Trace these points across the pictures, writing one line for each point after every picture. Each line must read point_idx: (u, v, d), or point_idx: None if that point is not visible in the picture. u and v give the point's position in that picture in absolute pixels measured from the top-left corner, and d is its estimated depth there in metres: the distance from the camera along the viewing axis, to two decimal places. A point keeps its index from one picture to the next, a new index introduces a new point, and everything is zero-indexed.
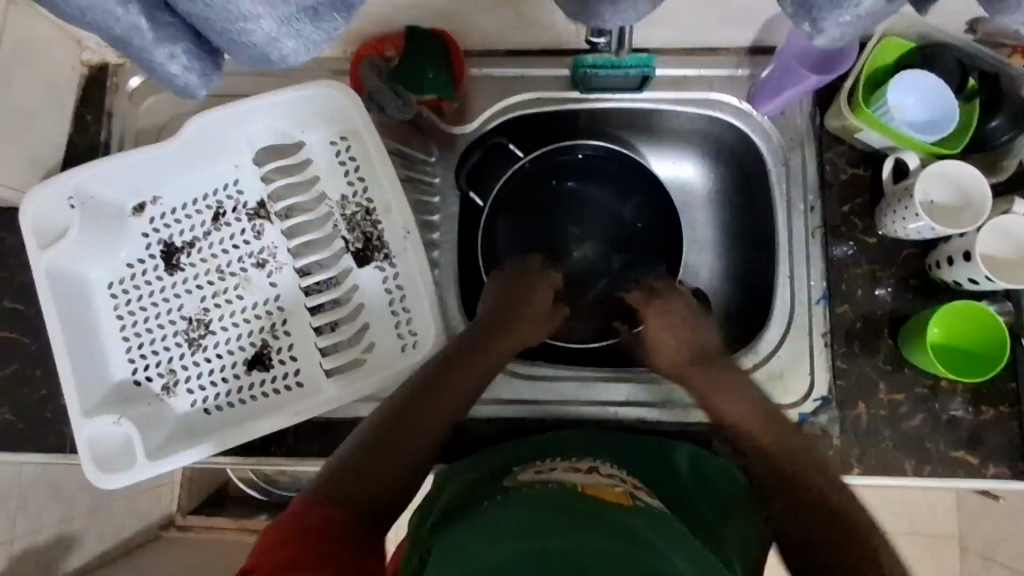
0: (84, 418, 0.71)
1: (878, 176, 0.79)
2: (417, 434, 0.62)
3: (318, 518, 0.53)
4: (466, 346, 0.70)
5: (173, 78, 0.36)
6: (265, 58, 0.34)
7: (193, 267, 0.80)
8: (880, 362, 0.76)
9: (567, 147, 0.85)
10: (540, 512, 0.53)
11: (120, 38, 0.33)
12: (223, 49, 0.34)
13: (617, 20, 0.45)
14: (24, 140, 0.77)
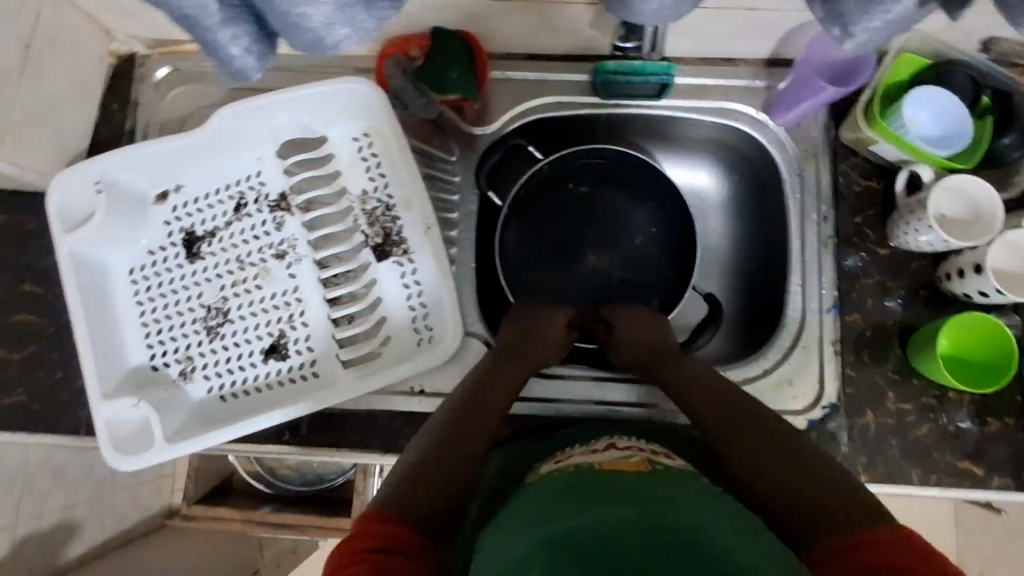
0: (102, 400, 0.72)
1: (891, 189, 0.80)
2: (462, 454, 0.62)
3: (373, 534, 0.52)
4: (491, 367, 0.72)
5: (229, 62, 0.36)
6: (317, 43, 0.35)
7: (214, 256, 0.81)
8: (888, 372, 0.77)
9: (588, 151, 0.86)
10: (561, 500, 0.57)
11: (187, 17, 0.34)
12: (280, 30, 0.35)
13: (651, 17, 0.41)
14: (52, 126, 0.78)
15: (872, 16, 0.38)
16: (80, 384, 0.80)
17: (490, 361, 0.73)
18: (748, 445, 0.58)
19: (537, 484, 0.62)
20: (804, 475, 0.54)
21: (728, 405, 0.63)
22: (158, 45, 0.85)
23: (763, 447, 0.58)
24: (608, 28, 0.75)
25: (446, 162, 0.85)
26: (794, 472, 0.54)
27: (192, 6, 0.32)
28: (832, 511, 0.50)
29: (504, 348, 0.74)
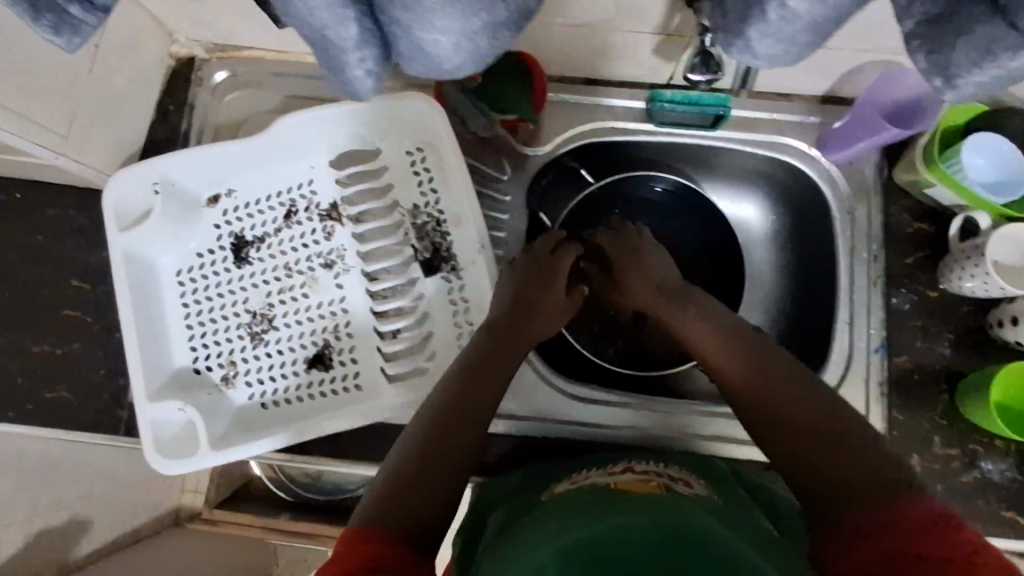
0: (148, 402, 0.72)
1: (943, 232, 0.80)
2: (450, 458, 0.62)
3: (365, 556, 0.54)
4: (483, 354, 0.68)
5: (352, 82, 0.36)
6: (437, 67, 0.36)
7: (262, 262, 0.81)
8: (934, 416, 0.77)
9: (649, 178, 0.87)
10: (575, 515, 0.57)
11: (324, 37, 0.34)
12: (411, 54, 0.35)
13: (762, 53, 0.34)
14: (111, 126, 0.78)
15: (980, 70, 0.37)
16: (123, 382, 0.80)
17: (480, 349, 0.69)
18: (777, 442, 0.62)
19: (554, 500, 0.61)
20: (838, 476, 0.58)
21: (755, 400, 0.64)
22: (218, 50, 0.85)
23: (795, 445, 0.61)
24: (672, 53, 0.75)
25: (497, 180, 0.85)
26: (825, 465, 0.59)
27: (337, 29, 0.33)
28: (870, 501, 0.55)
29: (493, 333, 0.70)
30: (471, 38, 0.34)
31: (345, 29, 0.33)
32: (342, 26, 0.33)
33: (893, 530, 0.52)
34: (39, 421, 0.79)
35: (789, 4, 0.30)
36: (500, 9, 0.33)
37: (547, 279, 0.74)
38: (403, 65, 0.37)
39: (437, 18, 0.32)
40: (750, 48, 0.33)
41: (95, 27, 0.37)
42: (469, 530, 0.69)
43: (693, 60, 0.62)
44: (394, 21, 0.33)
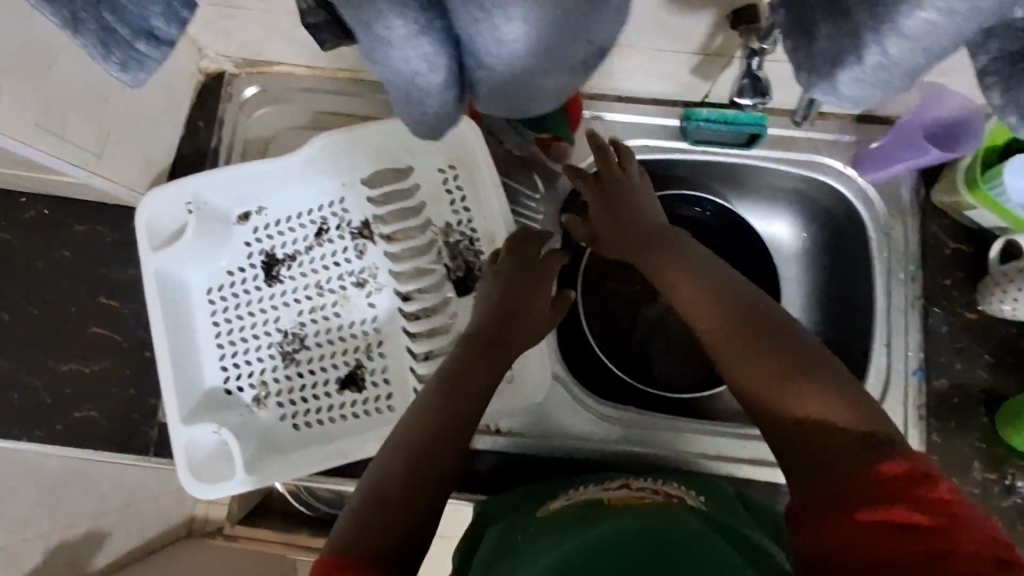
0: (182, 425, 0.71)
1: (982, 253, 0.80)
2: (422, 472, 0.57)
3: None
4: (464, 365, 0.65)
5: (431, 121, 0.36)
6: (517, 102, 0.36)
7: (293, 280, 0.80)
8: (974, 440, 0.76)
9: (693, 197, 0.89)
10: (566, 529, 0.58)
11: (412, 82, 0.33)
12: (495, 93, 0.35)
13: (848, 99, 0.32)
14: (141, 145, 0.77)
15: None
16: (152, 402, 0.80)
17: (461, 360, 0.65)
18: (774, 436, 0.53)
19: (547, 517, 0.62)
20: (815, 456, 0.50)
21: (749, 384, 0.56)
22: (248, 65, 0.84)
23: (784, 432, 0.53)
24: (710, 72, 0.74)
25: (531, 199, 0.84)
26: (809, 449, 0.50)
27: (431, 74, 0.32)
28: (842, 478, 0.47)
29: (474, 341, 0.67)
30: (554, 77, 0.34)
31: (438, 74, 0.32)
32: (435, 74, 0.32)
33: (839, 492, 0.46)
34: (68, 440, 0.78)
35: (890, 52, 0.29)
36: (590, 45, 0.33)
37: (540, 279, 0.70)
38: (481, 102, 0.36)
39: (532, 60, 0.32)
40: (835, 90, 0.32)
41: (160, 61, 0.35)
42: (467, 544, 0.69)
43: (741, 84, 0.63)
44: (484, 67, 0.33)
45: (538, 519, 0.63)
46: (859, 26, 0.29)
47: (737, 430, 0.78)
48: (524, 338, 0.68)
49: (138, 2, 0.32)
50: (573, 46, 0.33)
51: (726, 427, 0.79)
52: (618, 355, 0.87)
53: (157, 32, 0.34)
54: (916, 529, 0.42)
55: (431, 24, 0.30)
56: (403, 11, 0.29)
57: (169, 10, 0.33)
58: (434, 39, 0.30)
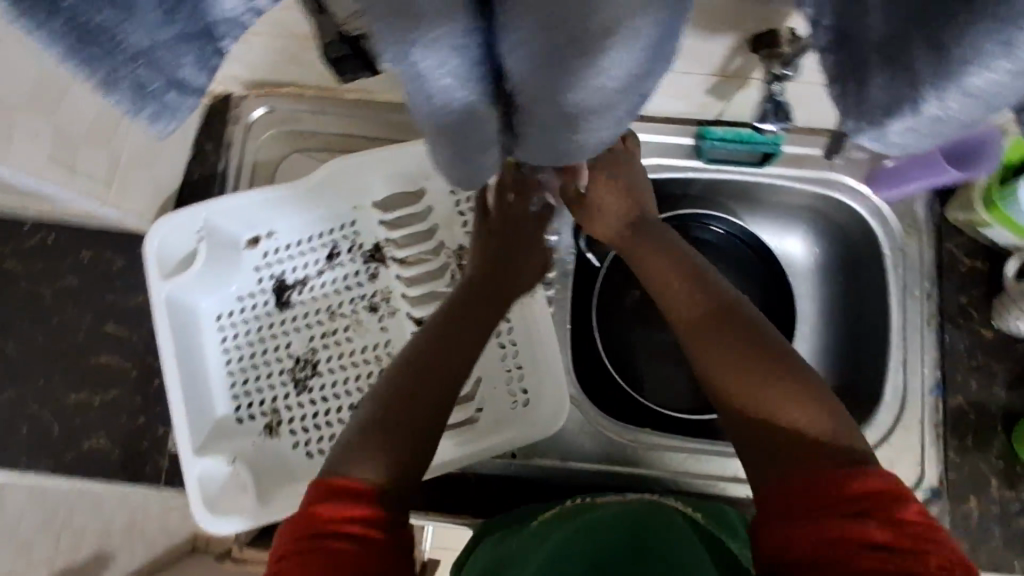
0: (195, 456, 0.69)
1: (997, 271, 0.80)
2: (377, 464, 0.53)
3: (318, 514, 0.49)
4: (428, 348, 0.61)
5: (474, 171, 0.36)
6: (558, 156, 0.36)
7: (304, 305, 0.79)
8: (993, 458, 0.76)
9: (706, 215, 0.88)
10: (566, 522, 0.60)
11: (464, 139, 0.33)
12: (538, 146, 0.35)
13: (899, 146, 0.32)
14: (150, 170, 0.76)
15: None
16: (162, 430, 0.78)
17: (424, 345, 0.62)
18: (753, 435, 0.52)
19: (542, 518, 0.63)
20: (806, 455, 0.49)
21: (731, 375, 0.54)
22: (254, 86, 0.83)
23: (772, 432, 0.51)
24: (726, 92, 0.73)
25: None
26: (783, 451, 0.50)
27: (479, 128, 0.32)
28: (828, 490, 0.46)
29: (436, 330, 0.64)
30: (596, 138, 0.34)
31: (488, 130, 0.32)
32: (483, 129, 0.32)
33: (810, 501, 0.46)
34: (77, 471, 0.77)
35: (950, 107, 0.28)
36: (642, 107, 0.33)
37: (510, 271, 0.71)
38: (523, 153, 0.37)
39: (585, 123, 0.32)
40: (884, 136, 0.32)
41: (189, 110, 0.34)
42: (465, 554, 0.70)
43: (764, 108, 0.63)
44: (530, 122, 0.32)
45: (532, 521, 0.64)
46: (920, 79, 0.28)
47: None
48: (484, 325, 0.67)
49: (171, 54, 0.31)
50: (629, 110, 0.32)
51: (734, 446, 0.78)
52: (633, 374, 0.86)
53: (187, 81, 0.33)
54: (885, 547, 0.43)
55: (489, 89, 0.30)
56: (465, 82, 0.29)
57: (201, 59, 0.32)
58: (488, 102, 0.31)
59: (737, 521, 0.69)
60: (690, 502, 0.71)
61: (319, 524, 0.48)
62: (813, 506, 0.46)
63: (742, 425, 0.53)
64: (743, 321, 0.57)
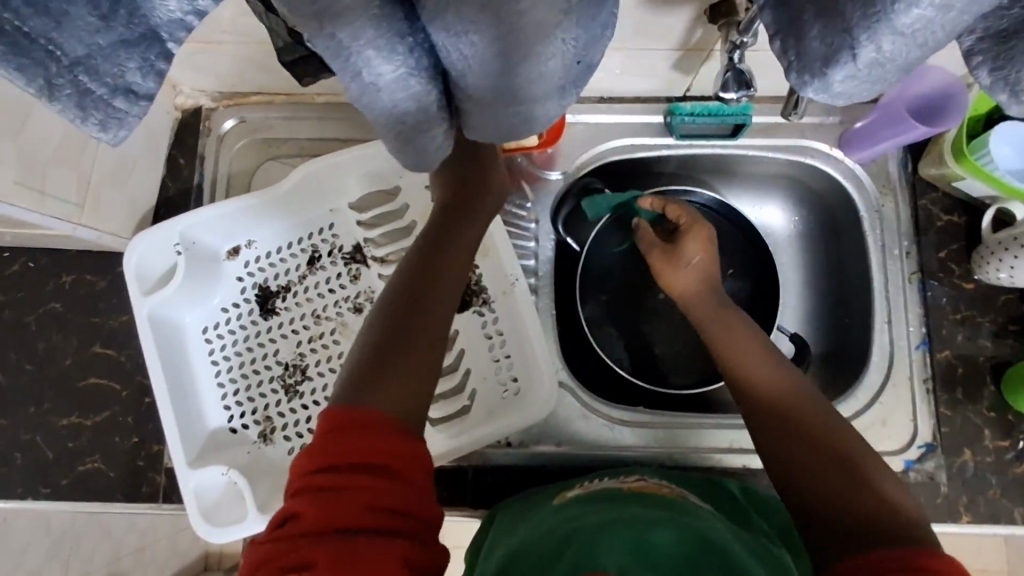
0: (189, 468, 0.69)
1: (975, 223, 0.80)
2: (375, 409, 0.50)
3: (332, 447, 0.47)
4: (410, 290, 0.58)
5: (420, 150, 0.35)
6: (507, 134, 0.36)
7: (289, 311, 0.80)
8: (984, 409, 0.76)
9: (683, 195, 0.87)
10: (599, 509, 0.58)
11: (411, 121, 0.33)
12: (491, 126, 0.35)
13: (845, 94, 0.32)
14: (123, 187, 0.77)
15: None
16: (157, 447, 0.78)
17: (404, 289, 0.58)
18: (775, 443, 0.56)
19: (566, 503, 0.63)
20: (824, 471, 0.53)
21: (767, 398, 0.59)
22: (224, 98, 0.84)
23: (796, 438, 0.55)
24: (690, 66, 0.74)
25: (521, 208, 0.82)
26: (826, 484, 0.52)
27: (420, 108, 0.32)
28: (865, 537, 0.48)
29: (415, 272, 0.59)
30: (546, 108, 0.34)
31: (428, 107, 0.32)
32: (424, 107, 0.32)
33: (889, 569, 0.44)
34: (75, 495, 0.77)
35: (885, 49, 0.29)
36: (590, 78, 0.33)
37: (483, 192, 0.65)
38: (471, 129, 0.36)
39: (525, 91, 0.32)
40: (828, 89, 0.32)
41: (140, 117, 0.34)
42: (479, 539, 0.71)
43: (725, 78, 0.62)
44: (471, 98, 0.33)
45: (556, 505, 0.64)
46: (851, 24, 0.28)
47: (745, 421, 0.78)
48: (463, 262, 0.62)
49: (114, 60, 0.31)
50: (570, 77, 0.32)
51: (728, 417, 0.79)
52: (622, 354, 0.87)
53: (134, 87, 0.33)
54: None
55: (419, 63, 0.30)
56: (390, 56, 0.29)
57: (146, 64, 0.32)
58: (421, 77, 0.30)
59: (740, 495, 0.70)
60: (692, 478, 0.71)
61: (331, 460, 0.46)
62: (882, 568, 0.44)
63: (761, 423, 0.58)
64: (765, 348, 0.64)
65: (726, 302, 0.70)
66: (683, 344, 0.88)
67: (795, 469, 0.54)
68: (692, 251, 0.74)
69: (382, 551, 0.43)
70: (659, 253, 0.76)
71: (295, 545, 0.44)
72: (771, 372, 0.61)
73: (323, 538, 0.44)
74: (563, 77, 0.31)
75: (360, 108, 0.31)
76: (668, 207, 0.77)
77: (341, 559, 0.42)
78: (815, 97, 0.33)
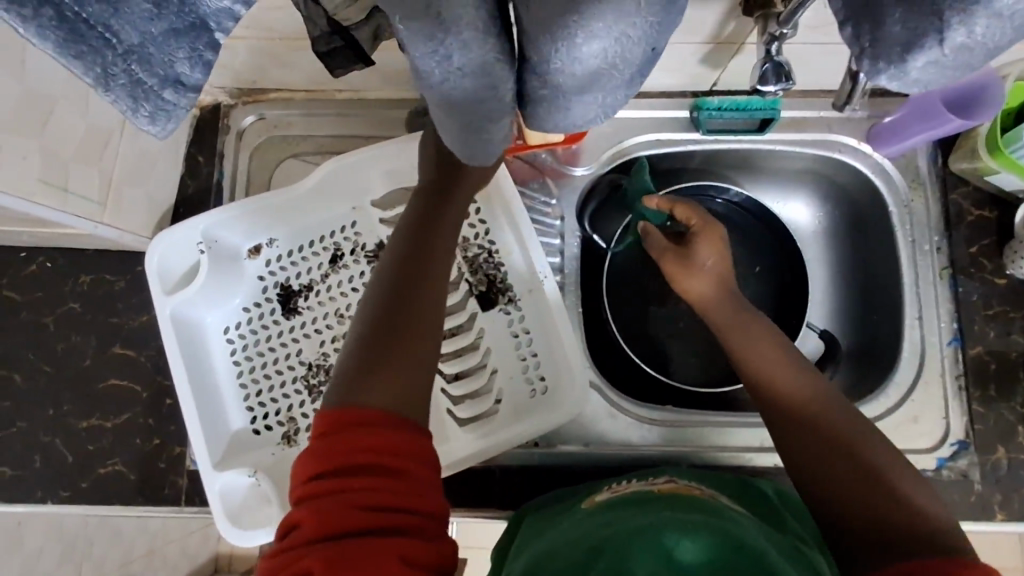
0: (214, 471, 0.68)
1: (1006, 218, 0.79)
2: (370, 402, 0.48)
3: (324, 450, 0.46)
4: (397, 278, 0.56)
5: (486, 142, 0.35)
6: (565, 127, 0.35)
7: (311, 310, 0.78)
8: (1018, 406, 0.75)
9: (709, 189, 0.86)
10: (628, 514, 0.57)
11: (478, 111, 0.32)
12: (550, 118, 0.34)
13: (922, 82, 0.31)
14: (143, 184, 0.75)
15: None
16: (178, 449, 0.77)
17: (390, 276, 0.56)
18: (793, 441, 0.56)
19: (597, 508, 0.62)
20: (839, 473, 0.52)
21: (793, 395, 0.58)
22: (243, 95, 0.82)
23: (816, 440, 0.55)
24: (719, 60, 0.73)
25: (545, 205, 0.83)
26: (847, 489, 0.51)
27: (494, 99, 0.31)
28: (892, 548, 0.47)
29: (401, 263, 0.56)
30: (615, 99, 0.32)
31: (504, 97, 0.32)
32: (498, 97, 0.32)
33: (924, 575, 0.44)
34: (95, 498, 0.75)
35: (976, 32, 0.28)
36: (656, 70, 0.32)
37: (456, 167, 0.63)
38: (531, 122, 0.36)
39: (599, 82, 0.31)
40: (904, 76, 0.30)
41: (187, 110, 0.33)
42: (502, 547, 0.69)
43: (763, 70, 0.61)
44: (542, 89, 0.32)
45: (584, 510, 0.63)
46: (941, 7, 0.27)
47: None
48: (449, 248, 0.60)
49: (164, 49, 0.30)
50: (643, 65, 0.30)
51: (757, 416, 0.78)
52: (648, 352, 0.86)
53: (183, 78, 0.32)
54: None
55: (501, 48, 0.29)
56: (482, 42, 0.28)
57: (194, 54, 0.31)
58: (504, 62, 0.30)
59: (773, 496, 0.69)
60: (723, 478, 0.70)
61: (324, 464, 0.46)
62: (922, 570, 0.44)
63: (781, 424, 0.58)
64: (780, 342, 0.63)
65: (745, 305, 0.67)
66: (708, 341, 0.86)
67: (817, 472, 0.53)
68: (703, 256, 0.70)
69: (382, 550, 0.42)
70: (671, 258, 0.72)
71: (297, 552, 0.43)
72: (788, 372, 0.60)
73: (326, 543, 0.43)
74: (643, 66, 0.30)
75: (435, 89, 0.31)
76: (678, 210, 0.73)
77: (339, 564, 0.42)
78: (890, 85, 0.32)
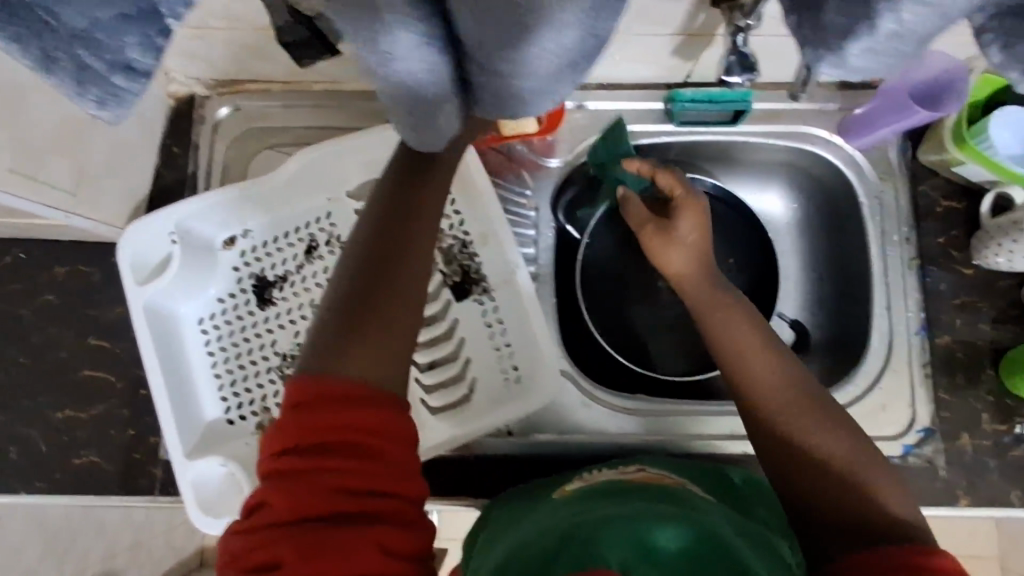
0: (186, 460, 0.68)
1: (974, 209, 0.80)
2: (347, 379, 0.48)
3: (297, 427, 0.46)
4: (375, 248, 0.54)
5: (436, 128, 0.35)
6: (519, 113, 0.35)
7: (286, 301, 0.79)
8: (984, 394, 0.76)
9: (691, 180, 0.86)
10: (597, 505, 0.57)
11: (424, 97, 0.33)
12: (504, 104, 0.34)
13: (862, 70, 0.32)
14: (116, 174, 0.75)
15: None
16: (154, 440, 0.77)
17: (369, 246, 0.54)
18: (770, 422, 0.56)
19: (568, 497, 0.63)
20: (813, 464, 0.53)
21: (778, 376, 0.57)
22: (219, 86, 0.82)
23: (794, 424, 0.55)
24: (691, 52, 0.73)
25: (521, 196, 0.83)
26: (817, 478, 0.52)
27: (433, 85, 0.32)
28: (853, 537, 0.49)
29: (379, 231, 0.54)
30: (563, 85, 0.33)
31: (443, 84, 0.32)
32: (438, 83, 0.32)
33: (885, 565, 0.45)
34: (70, 489, 0.75)
35: (906, 19, 0.28)
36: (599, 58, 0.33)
37: None
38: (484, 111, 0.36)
39: (547, 69, 0.31)
40: (843, 63, 0.31)
41: (139, 95, 0.33)
42: (473, 538, 0.70)
43: (729, 61, 0.62)
44: (485, 77, 0.32)
45: (556, 500, 0.63)
46: None
47: None
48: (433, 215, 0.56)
49: (114, 36, 0.30)
50: (585, 51, 0.31)
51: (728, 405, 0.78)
52: (623, 343, 0.87)
53: (133, 63, 0.32)
54: None
55: (431, 34, 0.30)
56: (408, 24, 0.29)
57: (145, 40, 0.31)
58: (438, 49, 0.30)
59: (741, 484, 0.70)
60: (692, 466, 0.71)
61: (297, 442, 0.46)
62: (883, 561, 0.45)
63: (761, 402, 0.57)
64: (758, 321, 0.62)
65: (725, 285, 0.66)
66: (684, 332, 0.87)
67: (793, 455, 0.54)
68: (684, 229, 0.69)
69: (356, 537, 0.43)
70: (649, 227, 0.71)
71: (268, 531, 0.44)
72: (765, 353, 0.59)
73: (298, 526, 0.44)
74: (590, 50, 0.31)
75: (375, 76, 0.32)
76: (661, 176, 0.71)
77: (311, 548, 0.43)
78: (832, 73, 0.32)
